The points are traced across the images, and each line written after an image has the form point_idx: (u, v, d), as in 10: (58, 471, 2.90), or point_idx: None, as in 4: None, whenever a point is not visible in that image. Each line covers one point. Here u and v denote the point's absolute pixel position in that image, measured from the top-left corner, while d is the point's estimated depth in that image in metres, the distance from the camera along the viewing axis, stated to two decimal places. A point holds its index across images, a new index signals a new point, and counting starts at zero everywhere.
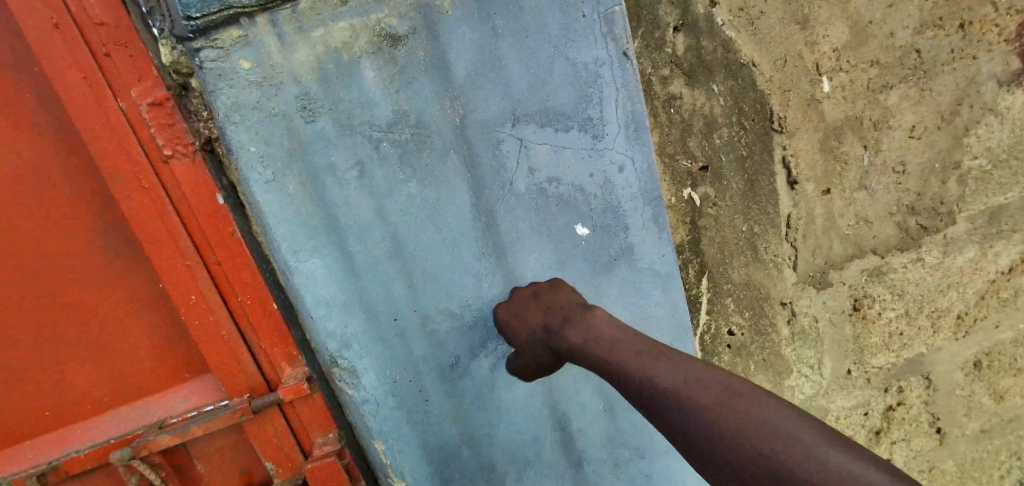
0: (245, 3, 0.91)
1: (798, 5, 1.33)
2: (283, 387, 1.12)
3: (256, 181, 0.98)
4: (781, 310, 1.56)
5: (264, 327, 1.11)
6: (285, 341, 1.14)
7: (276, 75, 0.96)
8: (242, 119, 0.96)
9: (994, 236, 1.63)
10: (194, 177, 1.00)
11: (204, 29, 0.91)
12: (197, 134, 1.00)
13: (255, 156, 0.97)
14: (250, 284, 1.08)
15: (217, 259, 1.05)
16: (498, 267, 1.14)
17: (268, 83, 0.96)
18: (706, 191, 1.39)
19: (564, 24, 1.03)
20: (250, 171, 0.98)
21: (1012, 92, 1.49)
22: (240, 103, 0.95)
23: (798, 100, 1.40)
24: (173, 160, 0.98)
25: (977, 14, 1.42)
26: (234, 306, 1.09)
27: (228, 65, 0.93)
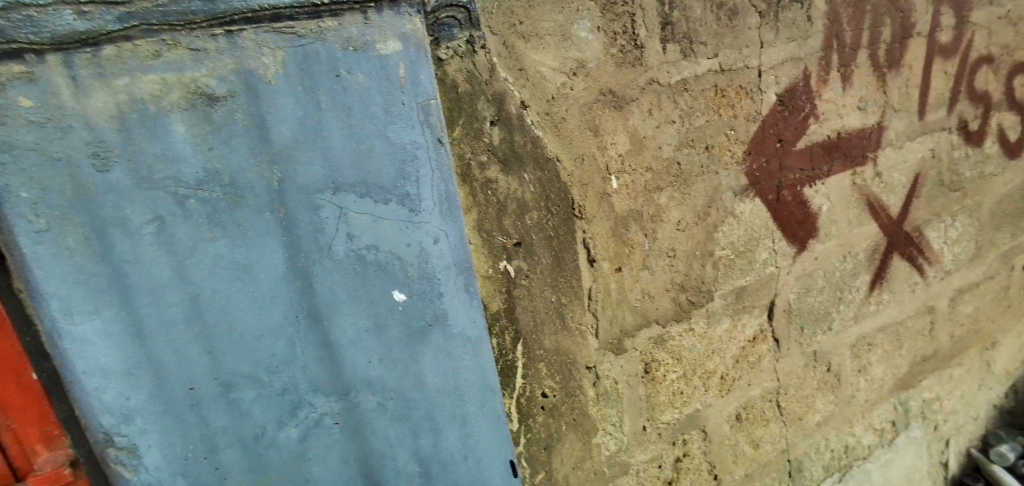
0: (33, 39, 0.88)
1: (591, 117, 1.62)
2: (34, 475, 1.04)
3: (25, 231, 0.92)
4: (586, 374, 1.74)
5: (12, 400, 1.02)
6: (43, 420, 1.05)
7: (63, 118, 0.91)
8: (16, 162, 0.89)
9: (740, 311, 2.05)
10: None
11: None
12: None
13: (27, 204, 0.91)
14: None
15: None
16: (310, 331, 1.13)
17: (52, 125, 0.90)
18: (519, 265, 1.55)
19: (386, 105, 1.10)
20: (19, 221, 0.91)
21: (743, 201, 1.96)
22: (13, 143, 0.89)
23: (593, 192, 1.66)
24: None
25: (716, 140, 1.86)
26: None
27: (3, 99, 0.87)
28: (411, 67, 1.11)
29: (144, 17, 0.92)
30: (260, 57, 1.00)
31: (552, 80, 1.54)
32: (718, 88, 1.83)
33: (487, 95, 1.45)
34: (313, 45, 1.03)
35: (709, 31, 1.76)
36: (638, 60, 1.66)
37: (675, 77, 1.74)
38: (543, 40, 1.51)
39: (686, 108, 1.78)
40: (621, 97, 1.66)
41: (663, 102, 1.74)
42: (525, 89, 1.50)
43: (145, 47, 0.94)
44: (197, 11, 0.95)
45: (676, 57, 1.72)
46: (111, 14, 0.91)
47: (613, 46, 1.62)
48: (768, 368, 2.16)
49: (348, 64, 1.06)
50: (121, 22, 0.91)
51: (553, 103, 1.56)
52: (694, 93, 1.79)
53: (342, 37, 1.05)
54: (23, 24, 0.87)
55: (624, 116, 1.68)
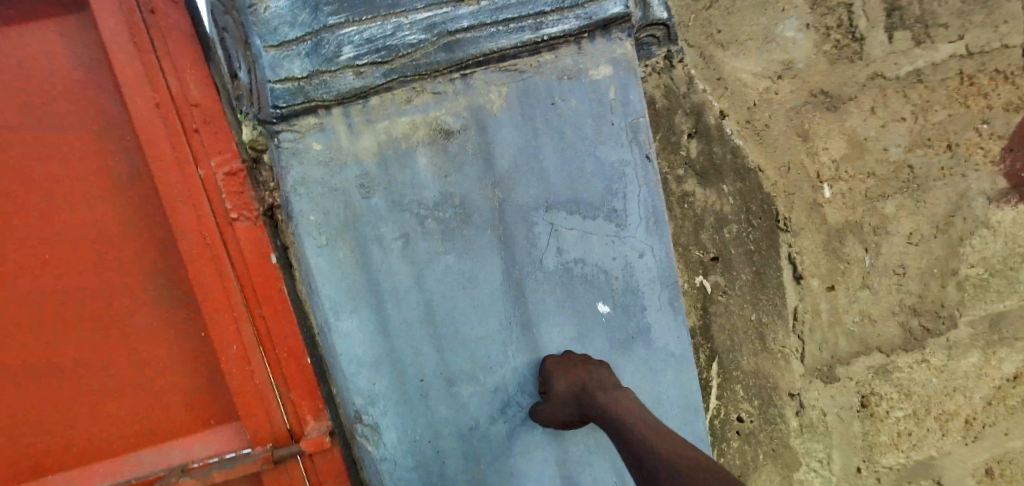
0: (325, 98, 1.10)
1: (799, 121, 1.50)
2: (306, 440, 1.29)
3: (310, 246, 1.16)
4: (789, 401, 1.61)
5: (294, 378, 1.31)
6: (314, 396, 1.32)
7: (342, 156, 1.15)
8: (307, 192, 1.15)
9: (996, 343, 1.68)
10: (253, 235, 1.24)
11: (286, 116, 1.11)
12: (261, 202, 1.23)
13: (312, 224, 1.15)
14: (288, 337, 1.29)
15: (262, 312, 1.27)
16: (523, 336, 1.26)
17: (334, 163, 1.15)
18: (716, 280, 1.51)
19: (597, 127, 1.19)
20: (307, 237, 1.16)
21: (1001, 208, 1.61)
22: (307, 178, 1.14)
23: (802, 203, 1.53)
24: (237, 221, 1.22)
25: (963, 137, 1.56)
26: (271, 356, 1.29)
27: (302, 146, 1.13)
28: (621, 89, 1.18)
29: (403, 71, 1.11)
30: (488, 94, 1.16)
31: (754, 86, 1.47)
32: (965, 76, 1.54)
33: (684, 108, 1.44)
34: (533, 79, 1.16)
35: (951, 11, 1.51)
36: (857, 54, 1.49)
37: (906, 68, 1.51)
38: (743, 46, 1.45)
39: (921, 101, 1.54)
40: (835, 96, 1.51)
41: (890, 98, 1.53)
42: (724, 99, 1.46)
43: (401, 95, 1.14)
44: (441, 61, 1.11)
45: (907, 45, 1.50)
46: (379, 71, 1.10)
47: (826, 42, 1.48)
48: None
49: (562, 93, 1.17)
50: (385, 77, 1.11)
51: (755, 110, 1.48)
52: (932, 83, 1.53)
53: (557, 69, 1.17)
54: (319, 87, 1.09)
55: (840, 118, 1.52)
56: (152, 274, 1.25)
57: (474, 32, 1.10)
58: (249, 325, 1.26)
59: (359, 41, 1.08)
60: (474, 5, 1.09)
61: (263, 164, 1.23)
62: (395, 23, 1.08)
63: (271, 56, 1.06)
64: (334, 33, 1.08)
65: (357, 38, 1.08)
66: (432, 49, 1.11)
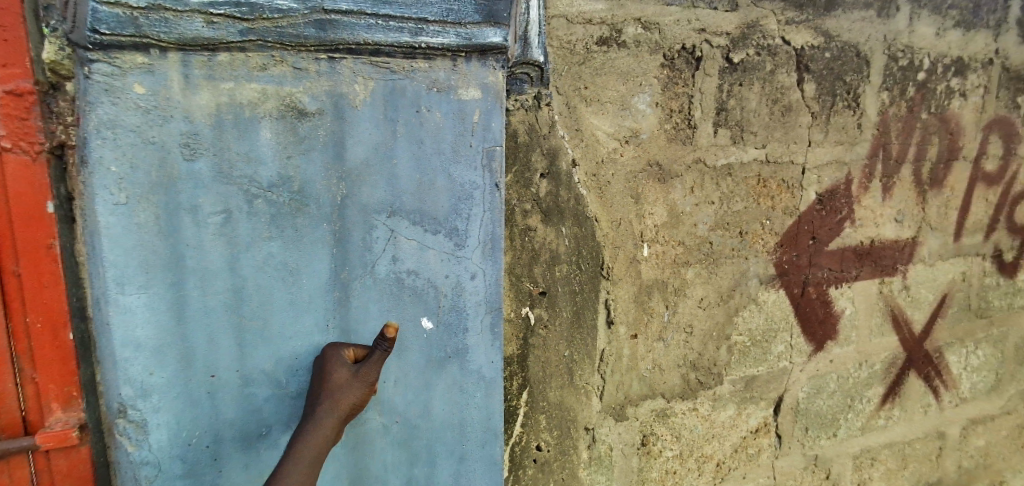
0: (162, 38, 0.96)
1: (635, 184, 1.67)
2: (45, 431, 1.10)
3: (104, 201, 0.99)
4: (583, 434, 1.74)
5: (43, 354, 1.10)
6: (68, 380, 1.12)
7: (168, 108, 1.00)
8: (113, 138, 0.98)
9: (747, 400, 2.02)
10: (30, 175, 1.04)
11: (106, 45, 0.94)
12: (49, 136, 1.04)
13: (113, 177, 0.99)
14: (47, 305, 1.09)
15: (18, 270, 1.06)
16: (338, 342, 1.19)
17: (155, 112, 0.99)
18: (540, 314, 1.59)
19: (454, 145, 1.19)
20: (102, 190, 0.98)
21: (768, 290, 1.95)
22: (117, 122, 0.98)
23: (624, 256, 1.69)
24: (9, 152, 1.02)
25: (751, 227, 1.87)
26: (17, 324, 1.08)
27: (119, 84, 0.97)
28: (485, 113, 1.20)
29: (263, 34, 1.02)
30: (353, 85, 1.11)
31: (605, 145, 1.61)
32: (761, 178, 1.85)
33: (542, 148, 1.51)
34: (402, 81, 1.13)
35: (761, 122, 1.80)
36: (688, 138, 1.72)
37: (721, 160, 1.78)
38: (603, 106, 1.59)
39: (727, 191, 1.81)
40: (666, 170, 1.71)
41: (706, 183, 1.78)
42: (578, 149, 1.56)
43: (255, 59, 1.04)
44: (310, 37, 1.05)
45: (725, 142, 1.77)
46: (235, 28, 1.00)
47: (668, 122, 1.68)
48: (766, 463, 2.12)
49: (428, 103, 1.16)
50: (243, 36, 1.01)
51: (601, 166, 1.61)
52: (737, 178, 1.82)
53: (429, 79, 1.15)
54: (157, 24, 0.95)
55: (666, 189, 1.72)
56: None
57: (350, 17, 1.06)
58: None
59: None
60: None
61: (63, 92, 1.05)
62: None
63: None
64: None
65: None
66: (302, 21, 1.03)
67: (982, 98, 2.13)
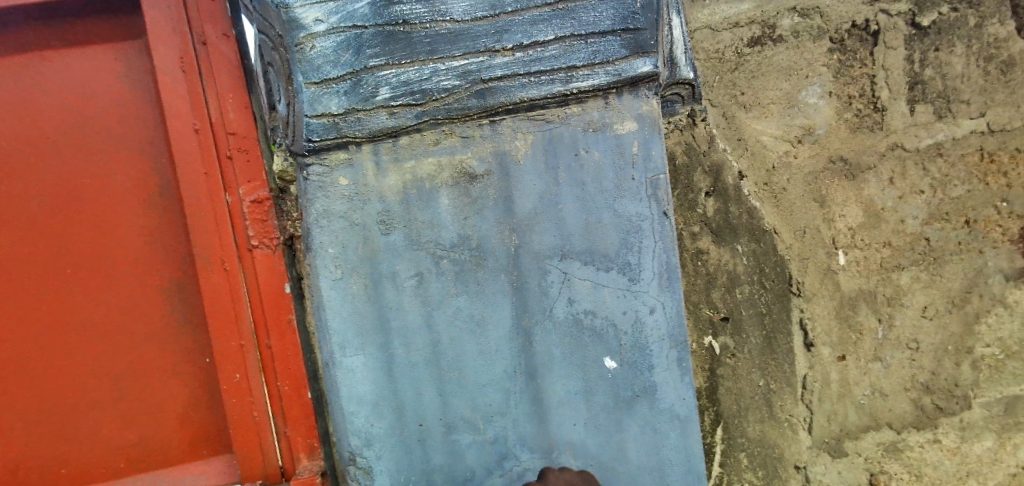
0: (357, 135, 1.12)
1: (817, 187, 1.49)
2: (297, 479, 1.28)
3: (325, 278, 1.16)
4: (795, 474, 1.55)
5: (291, 412, 1.31)
6: (311, 433, 1.32)
7: (365, 192, 1.15)
8: (328, 224, 1.15)
9: (1011, 427, 1.60)
10: (272, 264, 1.27)
11: (318, 149, 1.13)
12: (282, 231, 1.27)
13: (330, 256, 1.16)
14: (291, 371, 1.30)
15: (269, 343, 1.29)
16: (526, 387, 1.23)
17: (357, 197, 1.15)
18: (725, 342, 1.47)
19: (618, 181, 1.18)
20: (323, 268, 1.16)
21: (1020, 288, 1.56)
22: (329, 211, 1.15)
23: (816, 268, 1.51)
24: (257, 248, 1.26)
25: (981, 214, 1.54)
26: (272, 388, 1.31)
27: (328, 180, 1.14)
28: (644, 144, 1.17)
29: (434, 114, 1.13)
30: (514, 141, 1.16)
31: (774, 149, 1.47)
32: (986, 153, 1.52)
33: (704, 166, 1.43)
34: (559, 128, 1.16)
35: (974, 87, 1.50)
36: (877, 124, 1.50)
37: (926, 141, 1.51)
38: (766, 109, 1.47)
39: (940, 175, 1.52)
40: (854, 164, 1.50)
41: (909, 169, 1.52)
42: (743, 160, 1.46)
43: (430, 137, 1.15)
44: (473, 106, 1.13)
45: (928, 119, 1.50)
46: (412, 113, 1.12)
47: (848, 111, 1.49)
48: None
49: (587, 144, 1.17)
50: (417, 118, 1.13)
51: (773, 173, 1.48)
52: (951, 158, 1.52)
53: (584, 121, 1.16)
54: (352, 124, 1.11)
55: (858, 186, 1.51)
56: (168, 301, 1.37)
57: (506, 82, 1.12)
58: (254, 354, 1.29)
59: (395, 83, 1.10)
60: (509, 55, 1.11)
61: (289, 194, 1.27)
62: (432, 68, 1.10)
63: (311, 92, 1.09)
64: (373, 74, 1.09)
65: (394, 80, 1.10)
66: (465, 95, 1.12)
67: None
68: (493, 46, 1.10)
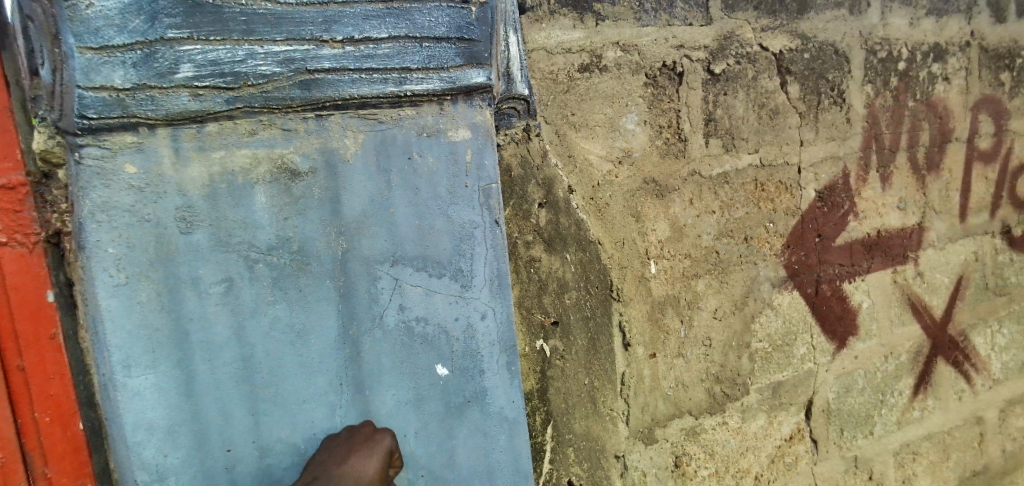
0: (149, 116, 0.98)
1: (634, 203, 1.67)
2: None
3: (104, 283, 0.99)
4: (614, 463, 1.70)
5: (53, 448, 1.08)
6: (79, 471, 1.10)
7: (160, 184, 1.01)
8: (108, 220, 0.98)
9: (776, 407, 1.97)
10: (27, 266, 1.03)
11: (95, 129, 0.96)
12: (44, 225, 1.03)
13: (110, 258, 0.99)
14: (52, 397, 1.07)
15: (22, 365, 1.05)
16: (353, 399, 1.17)
17: (149, 190, 1.00)
18: (555, 345, 1.56)
19: (451, 187, 1.19)
20: (100, 273, 0.99)
21: (782, 292, 1.92)
22: (110, 204, 0.98)
23: (632, 275, 1.68)
24: (5, 246, 1.02)
25: (756, 232, 1.86)
26: (24, 420, 1.06)
27: (110, 166, 0.98)
28: (477, 153, 1.21)
29: (249, 101, 1.03)
30: (343, 139, 1.11)
31: (598, 168, 1.61)
32: (758, 183, 1.85)
33: (537, 179, 1.51)
34: (390, 130, 1.14)
35: (751, 128, 1.81)
36: (681, 152, 1.72)
37: (716, 170, 1.78)
38: (593, 131, 1.60)
39: (726, 199, 1.80)
40: (664, 185, 1.71)
41: (704, 193, 1.77)
42: (572, 175, 1.57)
43: (244, 126, 1.05)
44: (296, 98, 1.06)
45: (718, 151, 1.77)
46: (222, 97, 1.01)
47: (658, 138, 1.69)
48: (805, 470, 2.05)
49: (420, 149, 1.17)
50: (229, 104, 1.02)
51: (598, 189, 1.61)
52: (735, 185, 1.81)
53: (417, 125, 1.16)
54: (144, 102, 0.97)
55: (665, 204, 1.72)
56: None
57: (334, 75, 1.07)
58: (0, 380, 1.04)
59: (201, 61, 0.98)
60: (339, 48, 1.06)
61: (55, 179, 1.04)
62: (247, 50, 1.00)
63: (84, 60, 0.91)
64: (172, 48, 0.96)
65: (199, 57, 0.98)
66: (287, 83, 1.05)
67: (965, 78, 2.13)
68: (321, 35, 1.04)
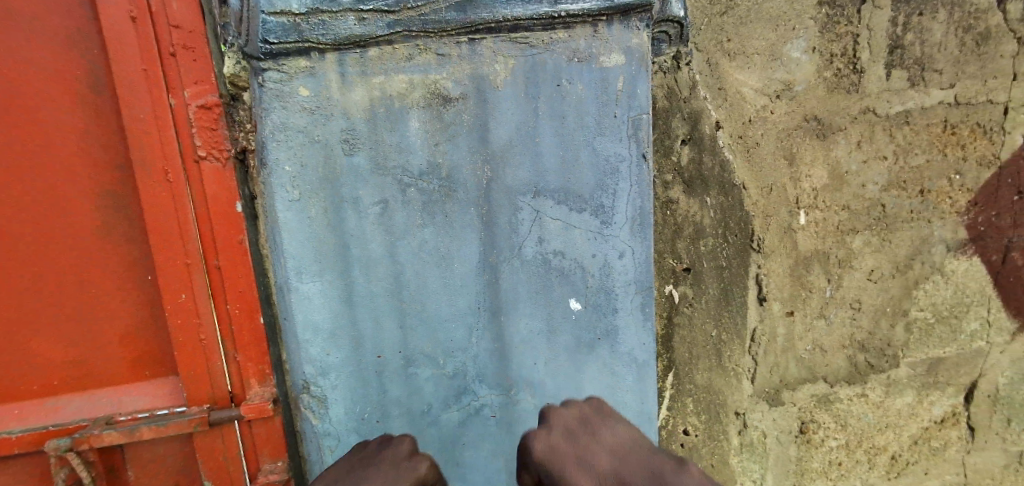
0: (320, 40, 1.03)
1: (789, 143, 1.49)
2: (247, 404, 1.21)
3: (281, 198, 1.09)
4: (734, 419, 1.63)
5: (242, 337, 1.22)
6: (262, 358, 1.23)
7: (329, 107, 1.07)
8: (286, 139, 1.07)
9: (930, 385, 1.75)
10: (221, 178, 1.14)
11: (275, 54, 1.02)
12: (234, 143, 1.14)
13: (287, 175, 1.08)
14: (241, 292, 1.20)
15: (218, 262, 1.18)
16: (488, 323, 1.22)
17: (320, 113, 1.07)
18: (684, 291, 1.51)
19: (599, 117, 1.14)
20: (279, 188, 1.08)
21: (957, 258, 1.65)
22: (287, 125, 1.06)
23: (777, 225, 1.53)
24: (205, 161, 1.13)
25: (936, 184, 1.59)
26: (220, 311, 1.20)
27: (287, 89, 1.05)
28: (630, 80, 1.13)
29: (408, 25, 1.04)
30: (493, 65, 1.10)
31: (752, 102, 1.44)
32: (949, 124, 1.56)
33: (682, 113, 1.41)
34: (542, 55, 1.10)
35: (948, 58, 1.51)
36: (854, 86, 1.49)
37: (896, 108, 1.52)
38: (750, 59, 1.42)
39: (904, 143, 1.55)
40: (827, 124, 1.50)
41: (877, 134, 1.53)
42: (721, 110, 1.43)
43: (402, 51, 1.07)
44: (451, 20, 1.05)
45: (902, 85, 1.51)
46: (383, 21, 1.03)
47: (828, 69, 1.47)
48: (955, 458, 1.83)
49: (570, 75, 1.11)
50: (389, 28, 1.04)
51: (750, 126, 1.45)
52: (918, 127, 1.54)
53: (569, 49, 1.10)
54: (316, 27, 1.02)
55: (826, 146, 1.52)
56: (109, 211, 1.17)
57: None
58: (202, 274, 1.17)
59: None
60: None
61: (241, 102, 1.13)
62: None
63: None
64: None
65: None
66: (443, 5, 1.04)
67: None
68: None
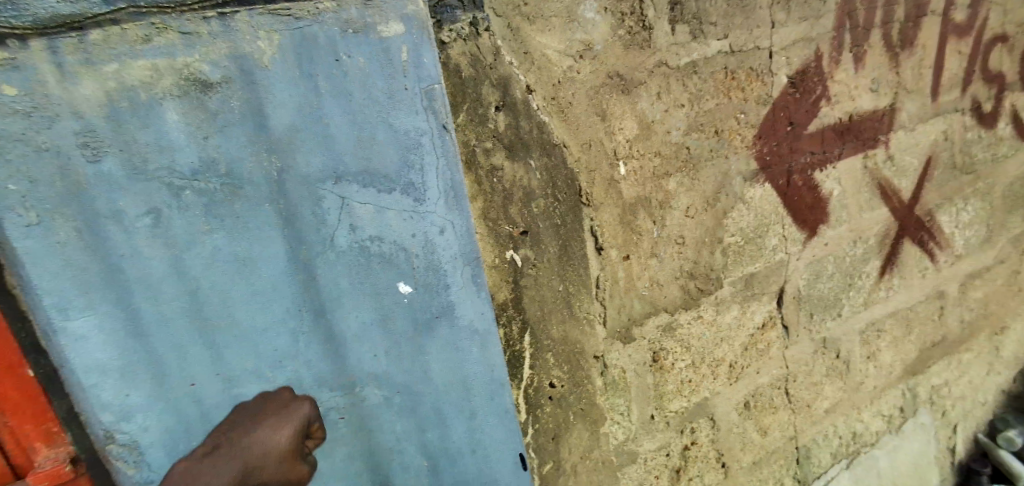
0: (14, 24, 0.87)
1: (598, 101, 1.58)
2: (36, 472, 1.04)
3: (13, 224, 0.93)
4: (594, 363, 1.73)
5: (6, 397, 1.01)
6: (40, 417, 1.04)
7: (50, 106, 0.91)
8: (3, 152, 0.90)
9: (750, 297, 2.00)
10: None
11: None
12: None
13: (16, 197, 0.92)
14: None
15: None
16: (314, 325, 1.16)
17: (38, 114, 0.90)
18: (525, 254, 1.54)
19: (388, 90, 1.09)
20: (8, 214, 0.92)
21: (753, 186, 1.89)
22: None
23: (601, 179, 1.62)
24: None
25: (726, 124, 1.79)
26: None
27: None
28: (414, 50, 1.08)
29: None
30: (255, 41, 0.99)
31: (559, 63, 1.50)
32: (728, 70, 1.75)
33: (490, 80, 1.41)
34: (310, 28, 1.01)
35: (719, 11, 1.69)
36: (647, 42, 1.61)
37: (684, 59, 1.68)
38: (549, 22, 1.46)
39: (695, 91, 1.72)
40: (629, 80, 1.61)
41: (672, 85, 1.68)
42: (530, 74, 1.46)
43: (133, 31, 0.93)
44: None
45: (685, 38, 1.66)
46: None
47: (621, 28, 1.57)
48: (777, 355, 2.13)
49: (347, 48, 1.05)
50: (110, 4, 0.91)
51: (559, 88, 1.51)
52: (704, 75, 1.72)
53: (340, 20, 1.03)
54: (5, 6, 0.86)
55: (632, 100, 1.63)
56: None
57: None
58: None
59: None
60: None
61: None
62: None
63: None
64: None
65: None
66: None
67: None
68: None
